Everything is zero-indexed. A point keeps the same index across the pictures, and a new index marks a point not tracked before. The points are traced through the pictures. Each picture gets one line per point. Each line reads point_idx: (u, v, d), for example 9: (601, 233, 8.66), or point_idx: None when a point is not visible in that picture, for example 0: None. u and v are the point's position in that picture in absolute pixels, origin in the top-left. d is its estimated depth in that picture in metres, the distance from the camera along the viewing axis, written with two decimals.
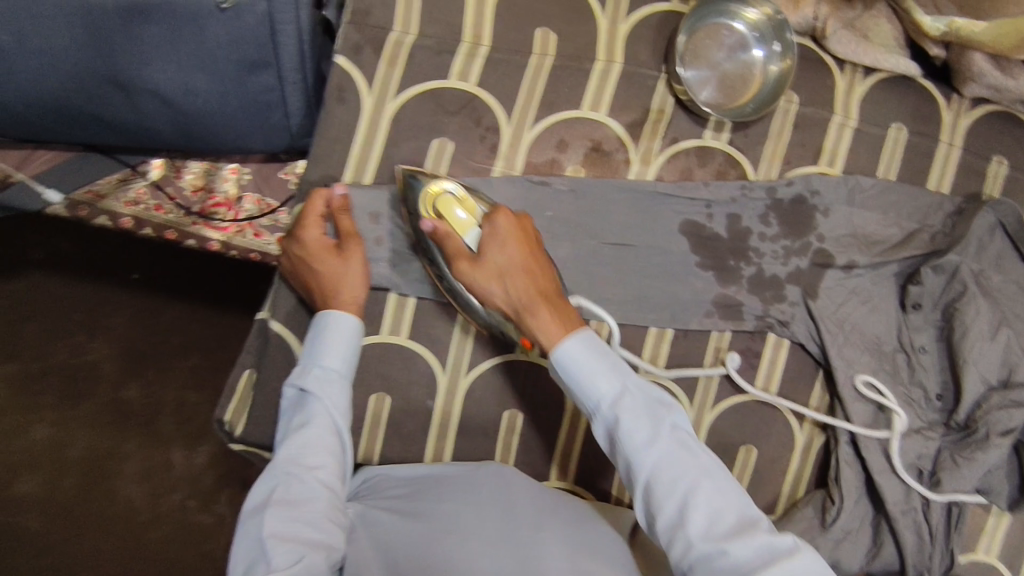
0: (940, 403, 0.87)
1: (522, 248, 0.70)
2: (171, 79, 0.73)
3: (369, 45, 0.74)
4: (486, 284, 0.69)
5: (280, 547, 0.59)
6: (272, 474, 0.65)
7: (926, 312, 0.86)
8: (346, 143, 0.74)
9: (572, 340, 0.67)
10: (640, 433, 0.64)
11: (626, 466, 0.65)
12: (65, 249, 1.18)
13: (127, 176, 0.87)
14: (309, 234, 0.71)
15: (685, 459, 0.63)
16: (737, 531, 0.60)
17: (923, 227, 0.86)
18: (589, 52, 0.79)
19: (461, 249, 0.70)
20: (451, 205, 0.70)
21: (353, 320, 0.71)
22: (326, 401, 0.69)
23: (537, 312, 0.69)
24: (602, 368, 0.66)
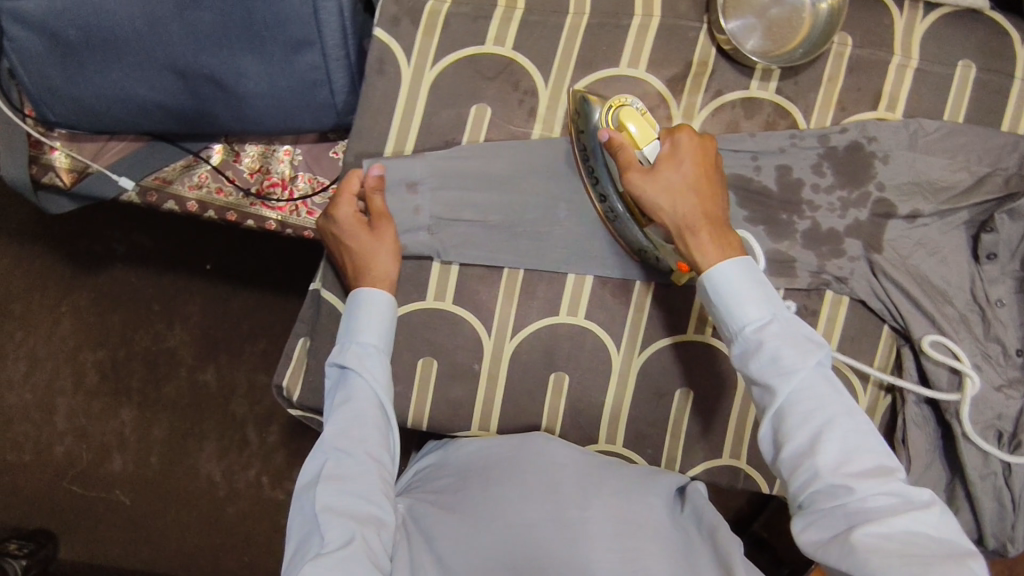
0: (1021, 359, 0.80)
1: (696, 167, 0.68)
2: (222, 62, 0.77)
3: (407, 17, 0.76)
4: (656, 196, 0.67)
5: (332, 526, 0.61)
6: (321, 451, 0.66)
7: (1003, 262, 0.80)
8: (387, 114, 0.76)
9: (731, 263, 0.64)
10: (784, 358, 0.60)
11: (762, 389, 0.61)
12: (145, 243, 1.25)
13: (191, 162, 0.92)
14: (343, 210, 0.73)
15: (828, 395, 0.59)
16: (872, 473, 0.56)
17: (996, 170, 0.79)
18: (627, 8, 0.78)
19: (635, 162, 0.69)
20: (631, 120, 0.70)
21: (386, 297, 0.73)
22: (369, 376, 0.70)
23: (698, 231, 0.66)
24: (753, 293, 0.63)
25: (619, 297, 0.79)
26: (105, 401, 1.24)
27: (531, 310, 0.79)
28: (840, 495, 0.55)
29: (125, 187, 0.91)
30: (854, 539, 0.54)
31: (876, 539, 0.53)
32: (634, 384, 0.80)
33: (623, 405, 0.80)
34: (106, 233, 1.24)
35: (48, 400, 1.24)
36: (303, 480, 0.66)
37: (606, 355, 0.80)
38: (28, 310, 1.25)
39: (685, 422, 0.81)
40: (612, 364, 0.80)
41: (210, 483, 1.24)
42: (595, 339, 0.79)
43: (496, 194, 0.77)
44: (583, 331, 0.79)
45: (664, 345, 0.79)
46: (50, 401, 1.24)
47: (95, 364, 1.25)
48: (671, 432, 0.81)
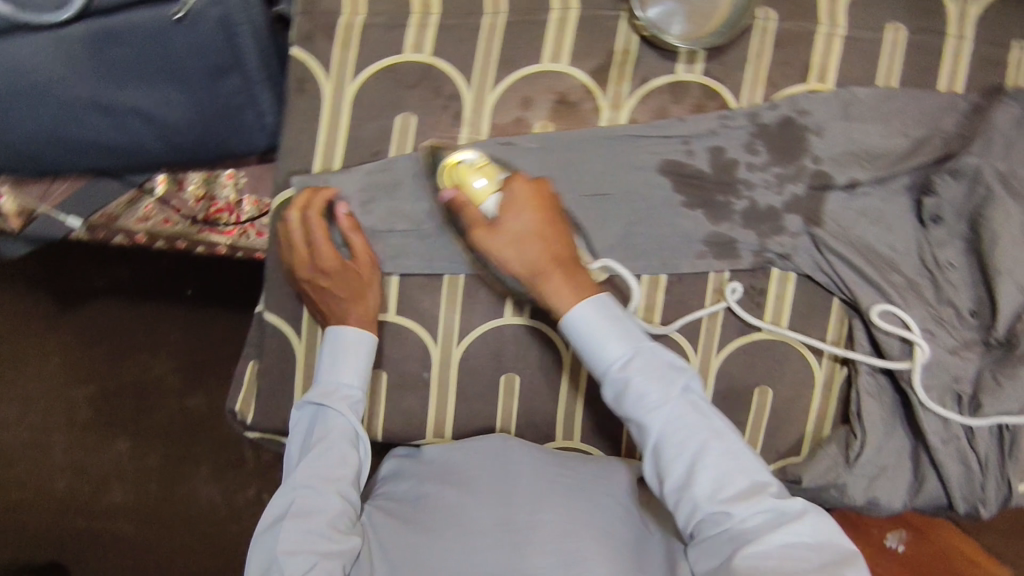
0: (976, 320, 0.79)
1: (541, 215, 0.69)
2: (147, 95, 0.77)
3: (321, 33, 0.75)
4: (504, 249, 0.68)
5: (298, 563, 0.61)
6: (290, 486, 0.66)
7: (949, 224, 0.79)
8: (312, 132, 0.76)
9: (586, 306, 0.66)
10: (649, 398, 0.63)
11: (637, 425, 0.64)
12: (122, 274, 1.24)
13: (135, 195, 0.92)
14: (327, 260, 0.71)
15: (697, 424, 0.63)
16: (745, 493, 0.61)
17: (934, 133, 0.78)
18: (544, 2, 0.77)
19: (480, 218, 0.70)
20: (471, 174, 0.70)
21: (369, 335, 0.73)
22: (348, 416, 0.70)
23: (550, 277, 0.68)
24: (614, 333, 0.65)
25: None
26: (98, 433, 1.24)
27: (476, 313, 0.79)
28: (720, 521, 0.60)
29: (73, 226, 0.91)
30: (735, 565, 0.58)
31: (755, 560, 0.58)
32: (586, 379, 0.80)
33: (577, 399, 0.81)
34: (83, 268, 1.23)
35: (41, 439, 1.23)
36: (272, 516, 0.66)
37: (555, 352, 0.80)
38: (9, 352, 1.24)
39: None
40: (562, 361, 0.80)
41: (210, 505, 1.23)
42: (542, 337, 0.79)
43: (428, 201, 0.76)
44: (530, 330, 0.79)
45: None
46: (42, 441, 1.23)
47: (86, 398, 1.24)
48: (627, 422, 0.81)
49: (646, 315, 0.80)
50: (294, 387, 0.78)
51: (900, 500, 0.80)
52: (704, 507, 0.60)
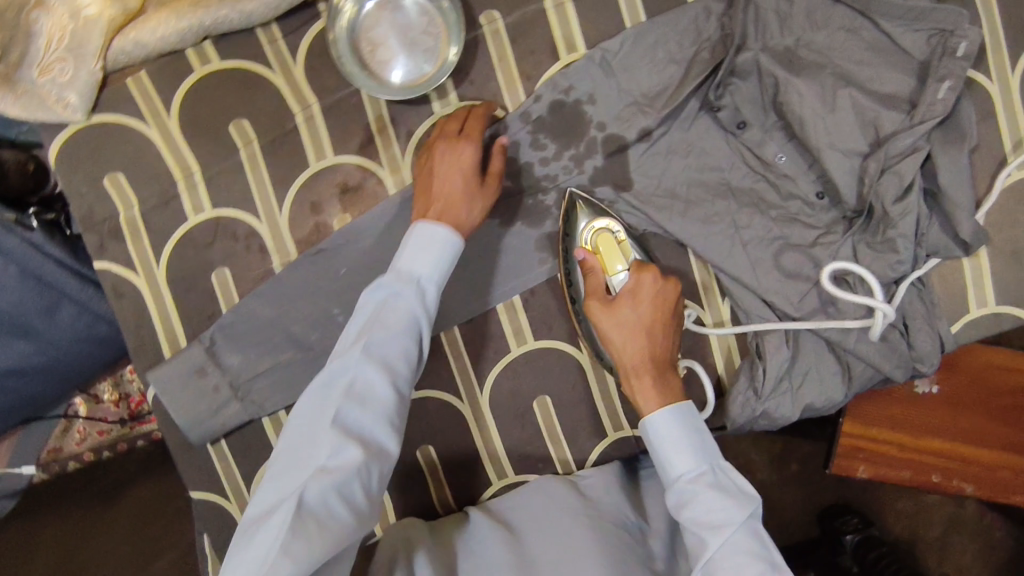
0: (826, 201, 0.76)
1: (654, 312, 0.71)
2: (7, 355, 0.83)
3: (110, 238, 0.78)
4: (610, 329, 0.71)
5: (342, 445, 0.58)
6: (352, 361, 0.62)
7: (760, 123, 0.76)
8: (149, 325, 0.80)
9: (671, 410, 0.67)
10: (713, 513, 0.63)
11: (694, 541, 0.64)
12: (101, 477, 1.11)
13: (65, 423, 1.00)
14: (472, 146, 0.72)
15: (757, 555, 0.61)
16: None
17: (701, 47, 0.75)
18: (284, 111, 0.77)
19: (599, 288, 0.73)
20: (608, 241, 0.75)
21: (450, 233, 0.68)
22: (416, 308, 0.65)
23: (642, 375, 0.69)
24: (688, 446, 0.66)
25: (433, 355, 0.82)
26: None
27: None
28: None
29: (31, 472, 1.00)
30: None
31: None
32: (492, 419, 0.82)
33: (493, 441, 0.82)
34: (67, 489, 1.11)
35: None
36: (328, 383, 0.62)
37: (453, 409, 0.82)
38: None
39: (556, 424, 0.82)
40: (463, 413, 0.82)
41: None
42: (436, 401, 0.82)
43: (275, 335, 0.80)
44: (422, 401, 0.82)
45: (497, 375, 0.82)
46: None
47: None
48: (550, 439, 0.82)
49: (518, 339, 0.81)
50: None
51: (838, 394, 0.77)
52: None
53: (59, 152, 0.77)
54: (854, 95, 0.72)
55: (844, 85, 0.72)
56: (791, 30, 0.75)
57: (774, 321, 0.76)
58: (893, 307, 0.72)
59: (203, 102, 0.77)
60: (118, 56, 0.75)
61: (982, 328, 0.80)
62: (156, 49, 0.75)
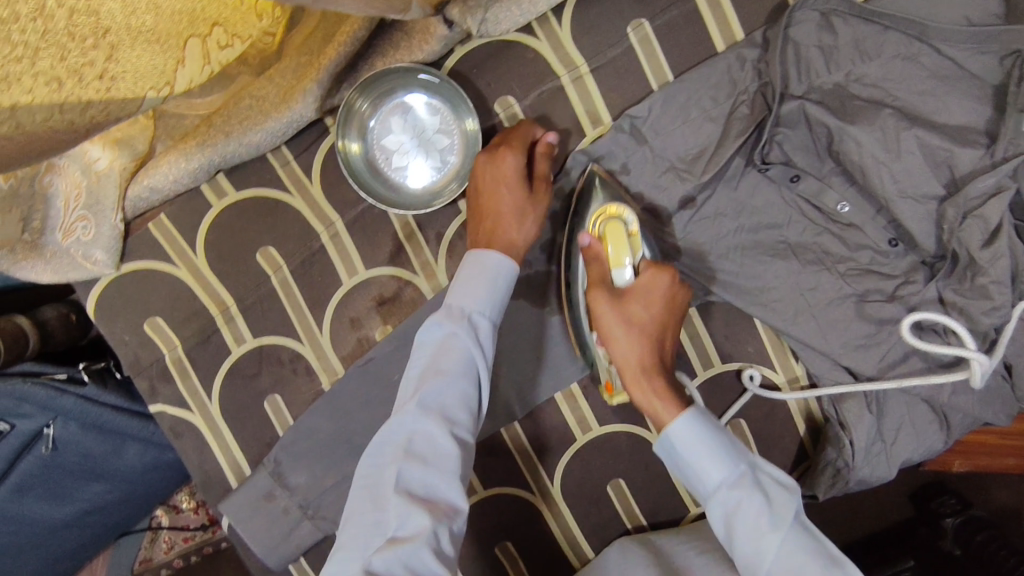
0: (902, 245, 0.70)
1: (666, 311, 0.64)
2: (86, 498, 0.85)
3: (160, 380, 0.78)
4: (616, 328, 0.63)
5: (407, 515, 0.53)
6: (411, 415, 0.58)
7: (815, 170, 0.70)
8: (210, 459, 0.79)
9: (689, 418, 0.59)
10: (763, 519, 0.56)
11: (746, 563, 0.56)
12: None
13: (152, 534, 1.03)
14: (518, 157, 0.67)
15: (817, 552, 0.54)
16: None
17: (738, 100, 0.69)
18: (308, 230, 0.75)
19: (599, 280, 0.65)
20: (617, 229, 0.65)
21: (505, 262, 0.64)
22: (471, 346, 0.61)
23: (654, 381, 0.62)
24: (718, 451, 0.58)
25: (497, 452, 0.79)
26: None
27: None
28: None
29: None
30: None
31: None
32: (566, 506, 0.79)
33: (571, 527, 0.80)
34: None
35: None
36: (383, 443, 0.58)
37: (527, 503, 0.79)
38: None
39: (634, 505, 0.79)
40: (537, 506, 0.79)
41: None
42: (507, 497, 0.79)
43: (334, 455, 0.77)
44: (491, 500, 0.79)
45: (567, 465, 0.79)
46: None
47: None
48: (628, 520, 0.80)
49: (582, 426, 0.78)
50: None
51: (938, 443, 0.71)
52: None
53: (96, 306, 0.77)
54: (921, 136, 0.64)
55: (908, 126, 0.64)
56: (839, 66, 0.67)
57: (851, 383, 0.70)
58: (993, 358, 0.63)
59: (227, 234, 0.75)
60: (137, 203, 0.74)
61: None
62: (171, 191, 0.74)
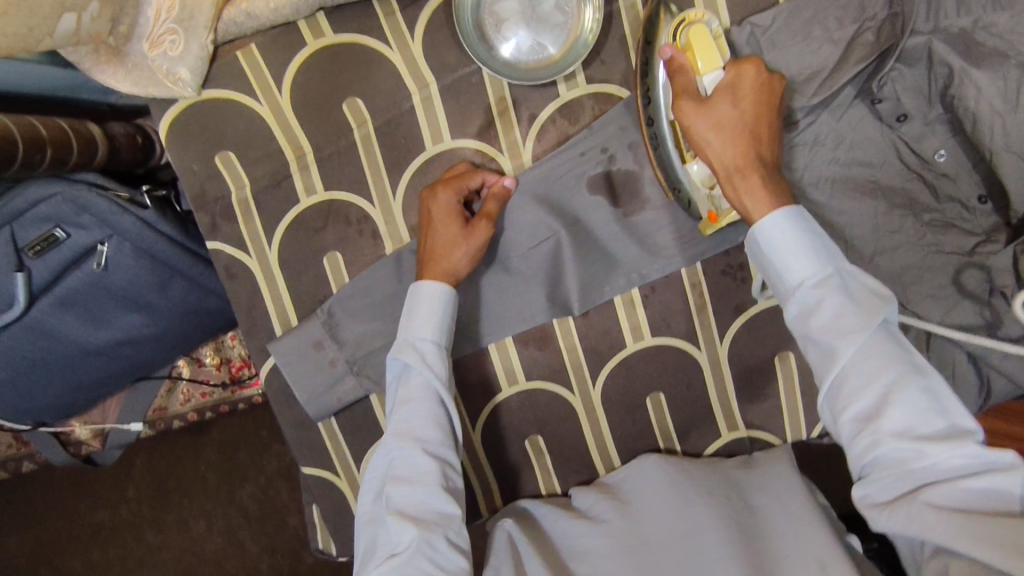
0: (988, 204, 0.69)
1: (754, 105, 0.62)
2: (122, 327, 0.84)
3: (222, 216, 0.76)
4: (705, 130, 0.61)
5: (400, 530, 0.61)
6: (386, 444, 0.65)
7: (922, 113, 0.69)
8: (259, 305, 0.78)
9: (780, 216, 0.59)
10: (846, 319, 0.56)
11: (817, 354, 0.58)
12: (148, 459, 1.14)
13: (171, 384, 1.02)
14: (449, 196, 0.71)
15: (897, 359, 0.55)
16: (944, 436, 0.53)
17: (863, 25, 0.69)
18: (402, 89, 0.74)
19: (689, 90, 0.63)
20: (702, 36, 0.64)
21: (440, 287, 0.68)
22: (425, 372, 0.66)
23: (749, 176, 0.61)
24: (807, 249, 0.58)
25: (546, 346, 0.79)
26: (274, 519, 1.13)
27: (473, 399, 0.80)
28: (904, 459, 0.54)
29: (138, 429, 1.02)
30: (921, 501, 0.53)
31: (946, 498, 0.52)
32: (602, 412, 0.80)
33: (602, 433, 0.81)
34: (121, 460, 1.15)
35: (220, 563, 1.13)
36: (374, 472, 0.66)
37: (564, 400, 0.80)
38: (149, 503, 1.14)
39: (669, 422, 0.80)
40: (574, 407, 0.80)
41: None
42: (547, 392, 0.80)
43: (389, 318, 0.77)
44: (530, 392, 0.80)
45: (610, 371, 0.79)
46: (220, 567, 1.13)
47: (251, 495, 1.13)
48: (660, 435, 0.81)
49: (635, 334, 0.78)
50: (354, 517, 0.83)
51: (973, 407, 0.72)
52: (885, 444, 0.54)
53: (169, 130, 0.75)
54: None
55: None
56: (968, 11, 0.65)
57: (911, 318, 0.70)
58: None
59: (317, 78, 0.74)
60: (229, 26, 0.71)
61: None
62: (268, 21, 0.72)
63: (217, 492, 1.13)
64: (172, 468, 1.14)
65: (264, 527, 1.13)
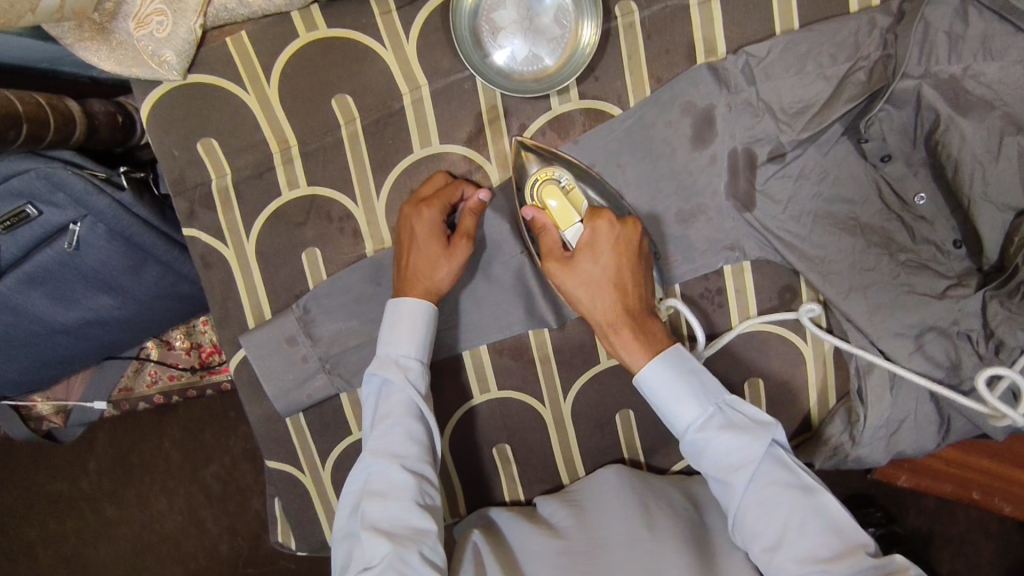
0: (962, 249, 0.71)
1: (616, 260, 0.66)
2: (91, 308, 0.83)
3: (201, 204, 0.75)
4: (575, 287, 0.66)
5: (374, 545, 0.61)
6: (365, 461, 0.65)
7: (904, 156, 0.71)
8: (233, 296, 0.77)
9: (660, 364, 0.64)
10: (732, 456, 0.63)
11: (719, 490, 0.64)
12: (109, 436, 1.13)
13: (138, 364, 1.00)
14: (433, 213, 0.70)
15: (785, 483, 0.62)
16: (840, 552, 0.59)
17: (856, 64, 0.68)
18: (393, 89, 0.73)
19: (556, 247, 0.68)
20: (553, 196, 0.69)
21: (421, 303, 0.68)
22: (406, 388, 0.66)
23: (621, 331, 0.66)
24: (692, 392, 0.64)
25: (520, 357, 0.79)
26: (236, 501, 1.12)
27: (444, 404, 0.80)
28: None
29: (102, 408, 1.01)
30: None
31: None
32: (572, 424, 0.81)
33: (570, 445, 0.81)
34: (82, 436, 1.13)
35: (179, 541, 1.12)
36: (351, 486, 0.66)
37: (535, 411, 0.80)
38: (108, 478, 1.12)
39: (636, 438, 0.81)
40: (543, 417, 0.80)
41: None
42: (518, 401, 0.80)
43: (364, 318, 0.76)
44: (501, 401, 0.80)
45: (582, 385, 0.80)
46: (179, 545, 1.12)
47: (215, 476, 1.12)
48: (627, 450, 0.81)
49: (609, 351, 0.79)
50: (317, 513, 0.83)
51: (931, 441, 0.74)
52: (793, 568, 0.59)
53: (151, 112, 0.73)
54: None
55: (1014, 132, 0.64)
56: (960, 58, 0.66)
57: (879, 358, 0.71)
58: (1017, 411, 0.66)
59: (307, 71, 0.72)
60: (219, 11, 0.69)
61: None
62: (260, 9, 0.70)
63: (179, 472, 1.12)
64: (135, 446, 1.12)
65: (225, 508, 1.12)
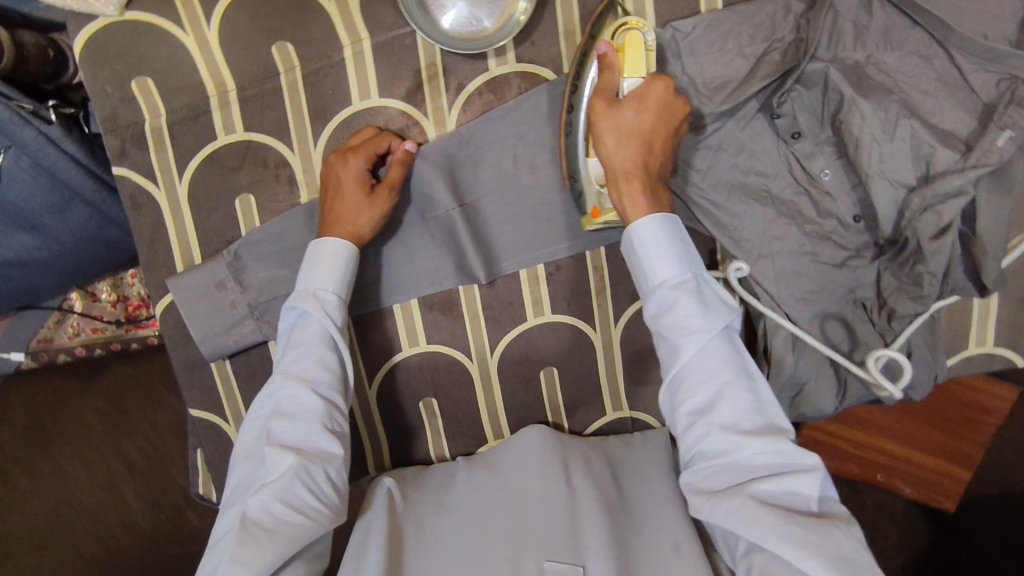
0: (862, 224, 0.76)
1: (658, 121, 0.66)
2: (11, 246, 0.81)
3: (133, 143, 0.75)
4: (606, 130, 0.66)
5: (278, 460, 0.62)
6: (273, 383, 0.66)
7: (813, 135, 0.76)
8: (163, 239, 0.77)
9: (653, 219, 0.65)
10: (692, 320, 0.63)
11: (666, 350, 0.65)
12: (27, 396, 1.09)
13: (60, 315, 0.98)
14: (358, 161, 0.72)
15: (730, 358, 0.63)
16: (760, 431, 0.60)
17: (772, 45, 0.73)
18: (334, 41, 0.74)
19: (609, 91, 0.67)
20: (636, 42, 0.68)
21: (343, 243, 0.69)
22: (321, 319, 0.67)
23: (631, 181, 0.66)
24: (670, 255, 0.64)
25: (449, 313, 0.81)
26: (160, 474, 1.08)
27: (373, 356, 0.81)
28: (725, 451, 0.60)
29: (19, 358, 0.99)
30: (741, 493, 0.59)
31: (762, 493, 0.59)
32: (498, 381, 0.83)
33: (495, 401, 0.84)
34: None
35: (96, 515, 1.06)
36: (259, 408, 0.67)
37: (462, 366, 0.82)
38: (22, 447, 1.08)
39: (559, 397, 0.84)
40: (470, 373, 0.83)
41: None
42: (446, 356, 0.82)
43: (295, 266, 0.77)
44: (428, 356, 0.82)
45: (509, 343, 0.82)
46: (97, 519, 1.06)
47: (139, 449, 1.08)
48: (550, 408, 0.84)
49: (536, 310, 0.81)
50: None
51: (830, 405, 0.78)
52: (714, 431, 0.61)
53: (83, 46, 0.73)
54: (916, 128, 0.71)
55: (907, 115, 0.71)
56: (864, 46, 0.72)
57: (783, 320, 0.76)
58: (894, 391, 0.73)
59: (247, 16, 0.73)
60: None
61: (975, 365, 0.82)
62: None
63: (100, 439, 1.08)
64: (55, 408, 1.09)
65: (146, 479, 1.08)
